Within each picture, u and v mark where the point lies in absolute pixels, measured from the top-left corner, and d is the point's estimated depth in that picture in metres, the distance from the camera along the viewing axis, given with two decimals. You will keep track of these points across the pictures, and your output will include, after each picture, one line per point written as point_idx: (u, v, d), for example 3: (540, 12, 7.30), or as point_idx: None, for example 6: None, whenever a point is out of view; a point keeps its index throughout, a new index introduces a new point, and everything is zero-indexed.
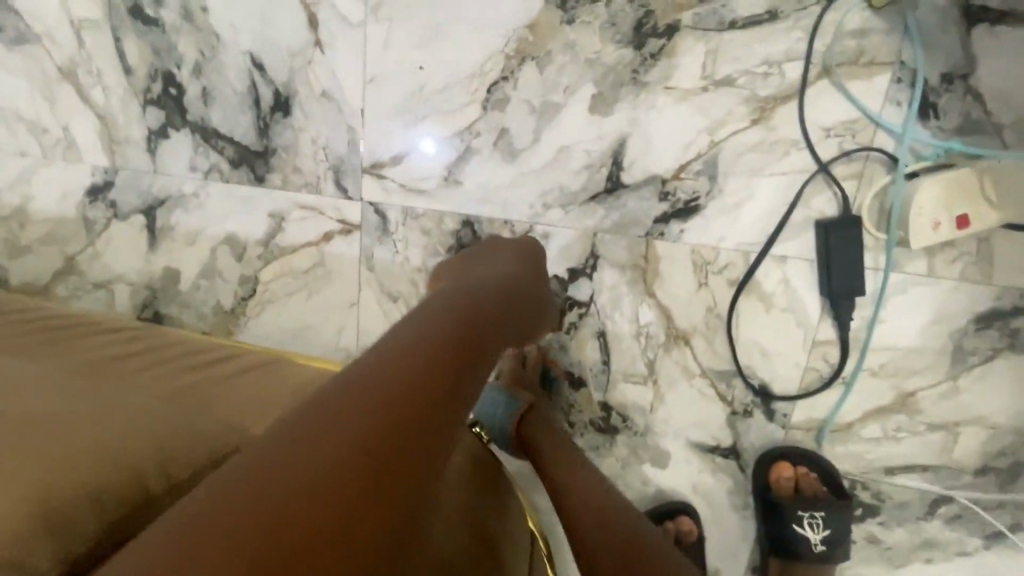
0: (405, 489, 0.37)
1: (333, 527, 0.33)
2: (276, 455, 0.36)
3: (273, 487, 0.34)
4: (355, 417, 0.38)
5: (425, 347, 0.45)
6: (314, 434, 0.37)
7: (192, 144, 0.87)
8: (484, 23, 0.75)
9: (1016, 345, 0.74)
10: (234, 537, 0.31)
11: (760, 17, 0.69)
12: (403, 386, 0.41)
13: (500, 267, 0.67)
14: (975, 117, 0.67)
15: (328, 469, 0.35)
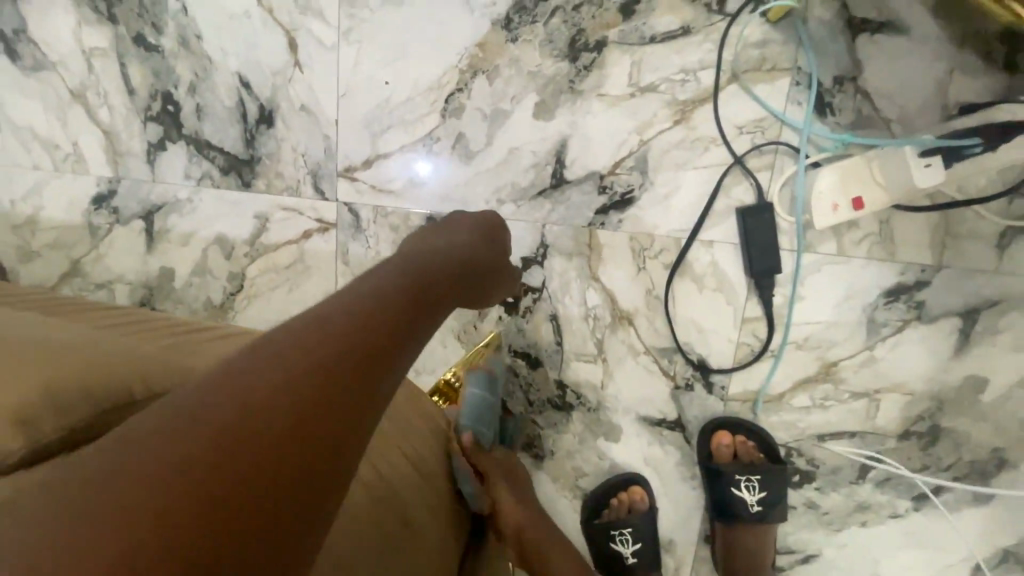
0: (345, 420, 0.38)
1: (271, 453, 0.34)
2: (211, 380, 0.36)
3: (206, 405, 0.34)
4: (288, 368, 0.37)
5: (371, 297, 0.45)
6: (239, 385, 0.36)
7: (187, 155, 0.97)
8: (441, 43, 0.86)
9: (923, 316, 0.82)
10: (162, 452, 0.32)
11: (675, 32, 0.79)
12: (332, 345, 0.39)
13: (457, 240, 0.66)
14: (865, 112, 0.76)
15: (264, 396, 0.36)
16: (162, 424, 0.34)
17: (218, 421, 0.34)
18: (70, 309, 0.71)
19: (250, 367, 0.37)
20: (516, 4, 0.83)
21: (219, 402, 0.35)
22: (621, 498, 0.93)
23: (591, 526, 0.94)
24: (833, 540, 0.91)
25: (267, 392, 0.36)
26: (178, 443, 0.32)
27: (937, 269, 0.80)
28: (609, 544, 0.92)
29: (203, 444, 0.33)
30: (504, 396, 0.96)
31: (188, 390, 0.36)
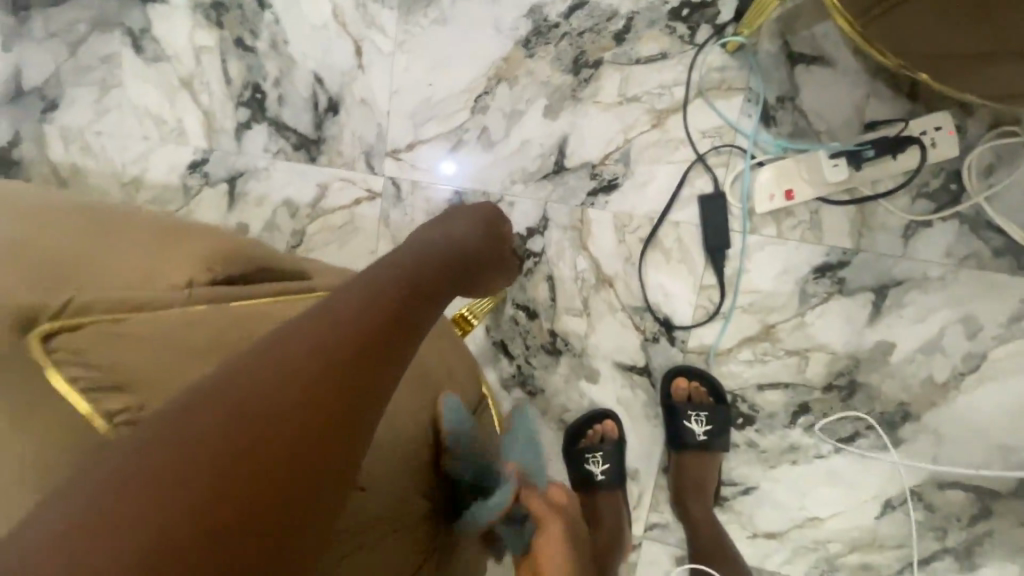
0: (356, 411, 0.44)
1: (291, 447, 0.40)
2: (233, 377, 0.42)
3: (231, 403, 0.40)
4: (304, 367, 0.43)
5: (373, 295, 0.50)
6: (259, 385, 0.41)
7: (268, 133, 1.22)
8: (474, 56, 1.10)
9: (844, 290, 1.02)
10: (195, 450, 0.38)
11: (656, 56, 1.02)
12: (336, 346, 0.45)
13: (453, 232, 0.75)
14: (800, 125, 0.98)
15: (281, 394, 0.41)
16: (189, 425, 0.39)
17: (244, 417, 0.40)
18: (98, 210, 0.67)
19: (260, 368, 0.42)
20: (534, 29, 1.07)
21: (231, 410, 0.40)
22: (596, 430, 1.14)
23: (570, 451, 1.14)
24: (769, 475, 1.10)
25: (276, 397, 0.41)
26: (210, 438, 0.38)
27: (855, 252, 1.00)
28: (583, 464, 1.12)
29: (236, 439, 0.39)
30: (506, 340, 1.17)
31: (208, 384, 0.41)
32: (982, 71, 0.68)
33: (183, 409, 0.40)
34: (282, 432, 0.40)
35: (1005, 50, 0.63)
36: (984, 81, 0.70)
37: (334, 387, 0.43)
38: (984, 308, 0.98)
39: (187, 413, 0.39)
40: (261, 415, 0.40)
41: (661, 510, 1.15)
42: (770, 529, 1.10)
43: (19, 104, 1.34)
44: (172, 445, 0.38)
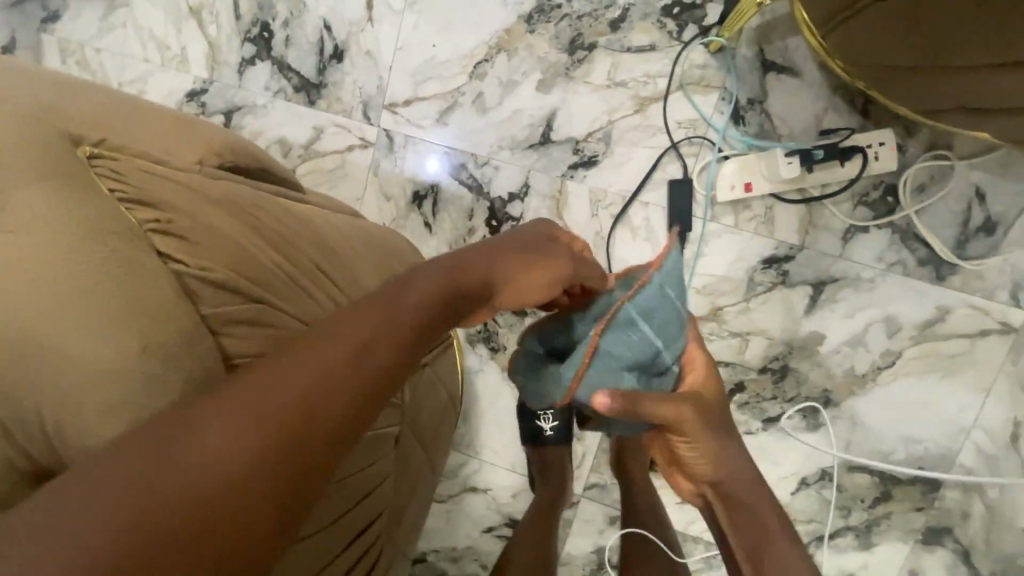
0: (316, 461, 0.42)
1: (243, 494, 0.39)
2: (197, 412, 0.40)
3: (187, 443, 0.38)
4: (269, 409, 0.41)
5: (355, 337, 0.48)
6: (221, 425, 0.39)
7: (271, 72, 1.26)
8: (479, 24, 1.17)
9: (786, 281, 1.12)
10: (144, 490, 0.36)
11: (645, 47, 1.11)
12: (307, 392, 0.43)
13: (516, 255, 0.71)
14: (764, 127, 1.09)
15: (242, 439, 0.39)
16: (141, 462, 0.37)
17: (201, 459, 0.38)
18: (120, 103, 0.67)
19: (257, 374, 0.43)
20: (537, 7, 1.15)
21: (220, 419, 0.40)
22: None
23: (524, 407, 1.21)
24: None
25: (266, 414, 0.41)
26: (160, 481, 0.36)
27: (800, 248, 1.11)
28: (534, 420, 1.19)
29: (186, 483, 0.37)
30: None
31: (173, 417, 0.40)
32: (957, 79, 0.74)
33: (141, 443, 0.38)
34: (256, 455, 0.39)
35: (982, 61, 0.68)
36: (953, 89, 0.76)
37: (296, 434, 0.41)
38: (904, 310, 1.10)
39: (157, 443, 0.38)
40: (249, 428, 0.40)
41: (601, 472, 1.24)
42: None
43: (21, 10, 1.34)
44: (143, 458, 0.37)
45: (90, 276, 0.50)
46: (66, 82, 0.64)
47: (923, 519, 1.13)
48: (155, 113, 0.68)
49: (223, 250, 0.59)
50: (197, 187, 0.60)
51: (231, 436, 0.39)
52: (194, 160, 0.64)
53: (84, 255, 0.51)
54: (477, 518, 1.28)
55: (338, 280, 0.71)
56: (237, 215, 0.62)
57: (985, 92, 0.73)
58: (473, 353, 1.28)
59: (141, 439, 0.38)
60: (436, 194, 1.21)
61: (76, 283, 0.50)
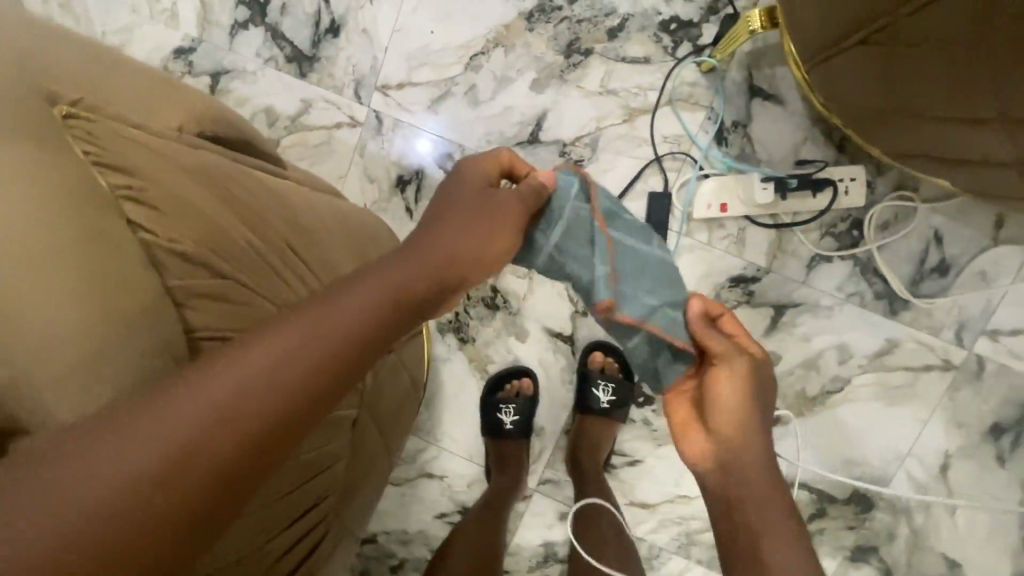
0: (229, 484, 0.42)
1: (144, 520, 0.38)
2: (105, 430, 0.39)
3: (90, 463, 0.38)
4: (179, 432, 0.40)
5: (282, 356, 0.45)
6: (127, 446, 0.39)
7: (263, 39, 1.24)
8: (479, 17, 1.18)
9: (751, 301, 1.16)
10: (38, 513, 0.36)
11: (639, 59, 1.13)
12: (221, 415, 0.42)
13: (460, 230, 0.61)
14: (745, 150, 1.13)
15: (145, 462, 0.39)
16: (45, 481, 0.37)
17: (100, 483, 0.38)
18: (97, 56, 0.64)
19: (159, 395, 0.41)
20: (539, 6, 1.15)
21: (124, 442, 0.39)
22: (514, 384, 1.25)
23: (489, 400, 1.24)
24: (656, 452, 1.24)
25: (171, 438, 0.40)
26: (58, 504, 0.36)
27: (767, 271, 1.15)
28: (496, 413, 1.22)
29: (83, 508, 0.37)
30: None
31: (84, 433, 0.39)
32: (929, 127, 0.76)
33: (48, 459, 0.38)
34: (160, 481, 0.39)
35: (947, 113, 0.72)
36: (914, 136, 0.80)
37: (206, 459, 0.41)
38: (857, 339, 1.15)
39: (61, 462, 0.38)
40: (151, 446, 0.39)
41: (555, 468, 1.26)
42: (646, 500, 1.24)
43: None
44: (45, 478, 0.37)
45: (62, 251, 0.49)
46: (43, 27, 0.62)
47: (853, 538, 1.17)
48: (133, 71, 0.66)
49: (196, 225, 0.59)
50: (169, 155, 0.60)
51: (132, 460, 0.39)
52: (168, 126, 0.62)
53: (51, 208, 0.49)
54: (430, 503, 1.30)
55: (309, 259, 0.71)
56: (212, 187, 0.62)
57: (944, 143, 0.78)
58: (441, 342, 1.29)
59: (48, 455, 0.38)
60: (420, 180, 1.21)
61: (43, 257, 0.48)
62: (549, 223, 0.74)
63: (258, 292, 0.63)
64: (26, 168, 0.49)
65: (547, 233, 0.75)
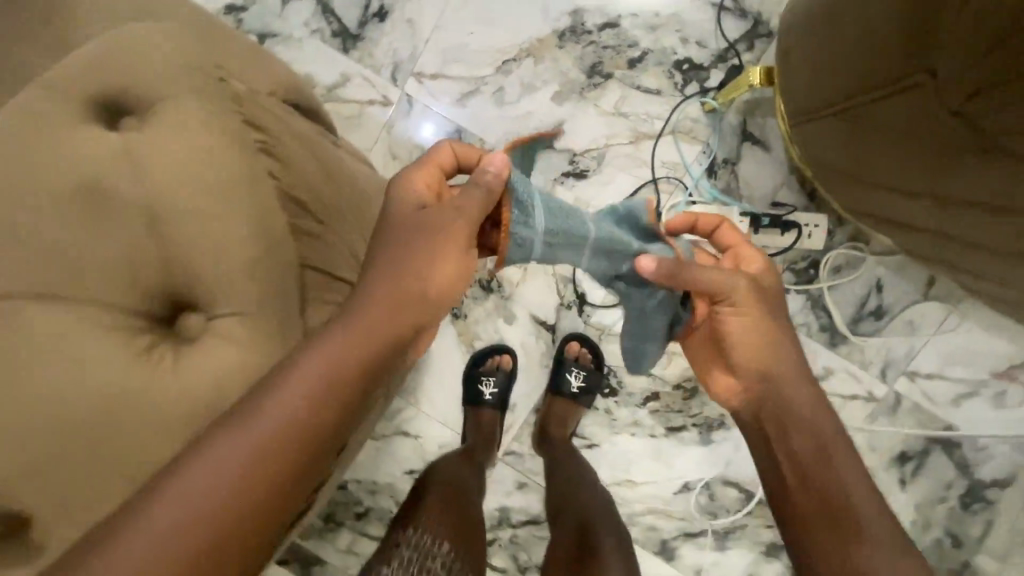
0: (268, 502, 0.58)
1: (210, 535, 0.55)
2: (174, 475, 0.56)
3: (167, 502, 0.55)
4: (222, 472, 0.56)
5: (285, 404, 0.60)
6: (188, 487, 0.55)
7: (313, 11, 1.34)
8: (516, 27, 1.30)
9: None
10: (141, 539, 0.53)
11: (652, 90, 1.27)
12: (248, 455, 0.57)
13: (416, 264, 0.68)
14: (730, 185, 1.27)
15: (203, 495, 0.55)
16: (140, 519, 0.54)
17: (175, 515, 0.54)
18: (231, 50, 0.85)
19: (172, 480, 0.56)
20: (570, 27, 1.28)
21: (187, 485, 0.55)
22: (495, 359, 1.38)
23: (471, 370, 1.37)
24: (612, 439, 1.39)
25: (217, 477, 0.56)
26: (151, 532, 0.54)
27: None
28: (476, 384, 1.34)
29: (168, 530, 0.54)
30: None
31: (161, 480, 0.56)
32: (877, 191, 0.91)
33: (140, 501, 0.55)
34: (216, 509, 0.55)
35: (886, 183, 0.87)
36: (864, 196, 0.95)
37: (245, 489, 0.57)
38: None
39: (148, 503, 0.55)
40: (204, 482, 0.56)
41: (521, 441, 1.40)
42: None
43: None
44: (139, 514, 0.54)
45: (238, 187, 0.75)
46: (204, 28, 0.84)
47: (769, 534, 1.36)
48: (253, 62, 0.85)
49: (310, 185, 0.81)
50: (296, 130, 0.83)
51: (195, 496, 0.55)
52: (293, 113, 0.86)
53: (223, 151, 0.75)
54: (402, 460, 1.42)
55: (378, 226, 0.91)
56: (319, 157, 0.84)
57: (885, 205, 0.93)
58: None
59: (141, 498, 0.56)
60: None
61: (216, 184, 0.74)
62: (522, 210, 0.72)
63: (344, 233, 0.84)
64: (215, 129, 0.76)
65: (529, 225, 0.72)
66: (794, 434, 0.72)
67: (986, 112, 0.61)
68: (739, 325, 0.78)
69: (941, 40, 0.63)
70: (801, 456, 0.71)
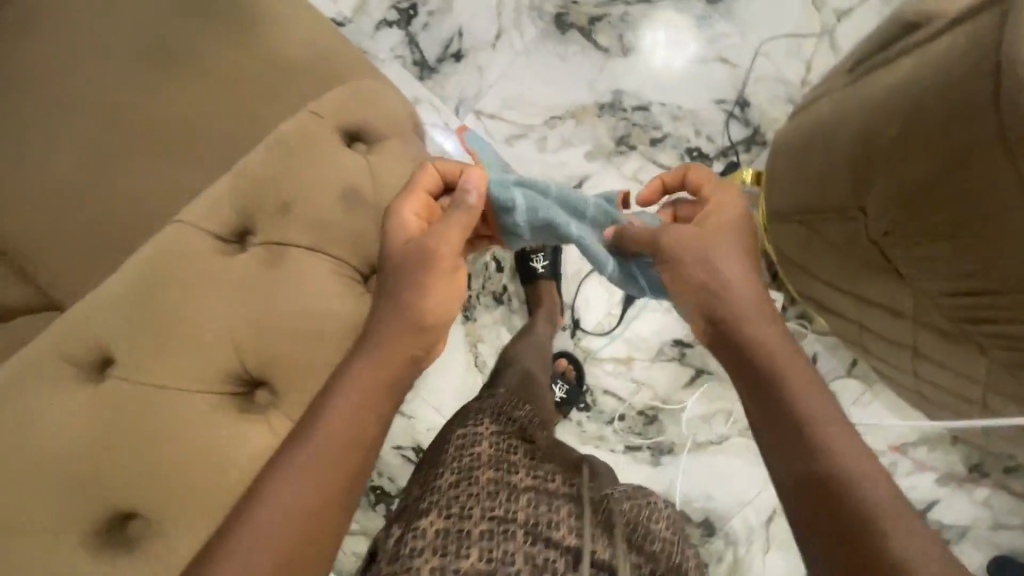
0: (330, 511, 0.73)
1: (291, 541, 0.70)
2: (251, 509, 0.71)
3: (251, 527, 0.70)
4: (289, 493, 0.72)
5: (325, 430, 0.76)
6: (265, 511, 0.71)
7: (401, 41, 1.57)
8: (567, 92, 1.56)
9: (681, 359, 1.60)
10: (237, 559, 0.68)
11: (665, 166, 1.54)
12: (303, 474, 0.73)
13: (427, 287, 0.82)
14: None
15: (277, 514, 0.71)
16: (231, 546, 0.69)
17: (258, 535, 0.69)
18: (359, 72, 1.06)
19: (246, 523, 0.70)
20: (610, 102, 1.55)
21: (262, 509, 0.71)
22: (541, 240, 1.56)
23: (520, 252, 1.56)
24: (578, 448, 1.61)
25: (284, 499, 0.71)
26: (245, 551, 0.68)
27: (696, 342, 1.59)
28: (526, 262, 1.55)
29: (258, 546, 0.69)
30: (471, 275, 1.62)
31: (241, 517, 0.71)
32: (819, 282, 1.19)
33: (228, 532, 0.70)
34: (290, 522, 0.71)
35: (824, 278, 1.15)
36: (810, 283, 1.24)
37: (309, 502, 0.72)
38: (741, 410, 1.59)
39: (235, 534, 0.70)
40: (276, 500, 0.72)
41: None
42: None
43: None
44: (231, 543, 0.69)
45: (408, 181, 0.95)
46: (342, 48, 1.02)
47: None
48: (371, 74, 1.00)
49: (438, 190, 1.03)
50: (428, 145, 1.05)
51: (270, 512, 0.71)
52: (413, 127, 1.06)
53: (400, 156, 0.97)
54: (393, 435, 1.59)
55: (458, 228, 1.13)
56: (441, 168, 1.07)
57: (823, 294, 1.21)
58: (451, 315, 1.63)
59: (229, 533, 0.70)
60: None
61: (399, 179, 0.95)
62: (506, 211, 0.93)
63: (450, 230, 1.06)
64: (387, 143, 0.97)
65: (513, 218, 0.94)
66: (786, 410, 0.67)
67: (887, 253, 0.90)
68: (722, 248, 0.78)
69: (866, 192, 0.90)
70: (762, 372, 0.70)
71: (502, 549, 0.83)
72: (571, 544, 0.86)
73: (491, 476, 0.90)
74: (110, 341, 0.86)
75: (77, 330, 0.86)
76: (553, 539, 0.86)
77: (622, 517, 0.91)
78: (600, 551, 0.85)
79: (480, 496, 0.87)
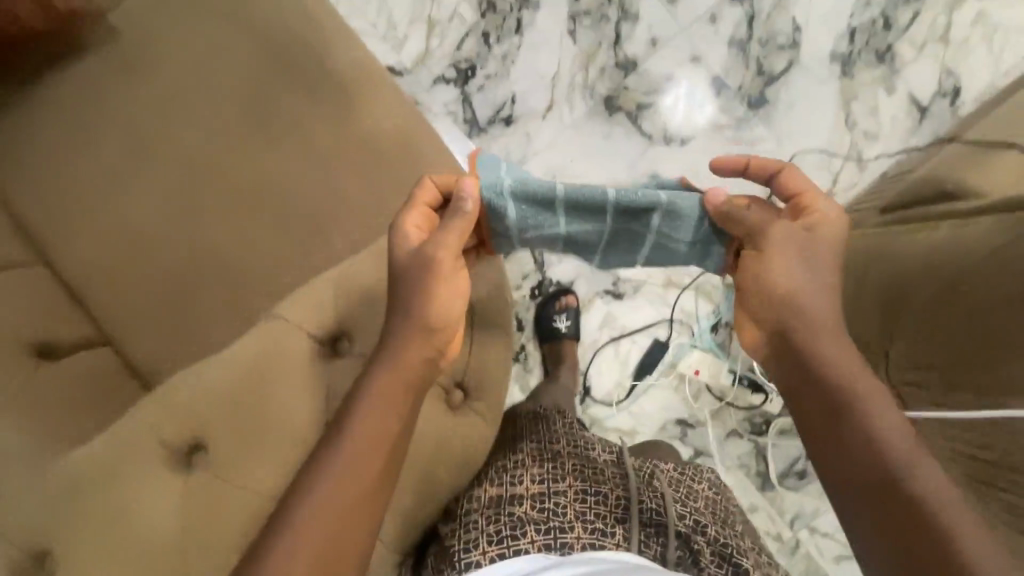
0: (363, 514, 0.71)
1: (330, 541, 0.68)
2: (292, 505, 0.69)
3: (294, 524, 0.67)
4: (333, 489, 0.69)
5: (359, 423, 0.73)
6: (311, 505, 0.68)
7: (455, 98, 1.64)
8: (605, 170, 1.60)
9: (681, 440, 1.61)
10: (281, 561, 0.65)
11: None
12: (339, 470, 0.70)
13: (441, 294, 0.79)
14: (723, 341, 1.62)
15: (320, 509, 0.68)
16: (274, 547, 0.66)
17: (304, 530, 0.67)
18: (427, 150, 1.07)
19: (285, 529, 0.67)
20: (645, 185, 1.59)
21: (307, 503, 0.68)
22: (562, 301, 1.61)
23: (542, 307, 1.62)
24: None
25: (329, 494, 0.69)
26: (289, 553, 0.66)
27: (698, 426, 1.61)
28: (547, 319, 1.60)
29: (303, 542, 0.66)
30: None
31: (280, 517, 0.68)
32: None
33: (268, 537, 0.67)
34: (332, 520, 0.68)
35: None
36: None
37: (347, 502, 0.70)
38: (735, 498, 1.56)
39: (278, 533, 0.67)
40: (321, 493, 0.69)
41: None
42: None
43: None
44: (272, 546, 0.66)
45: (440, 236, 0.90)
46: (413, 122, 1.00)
47: None
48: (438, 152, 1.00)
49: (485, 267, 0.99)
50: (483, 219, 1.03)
51: (316, 504, 0.68)
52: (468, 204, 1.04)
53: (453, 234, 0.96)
54: None
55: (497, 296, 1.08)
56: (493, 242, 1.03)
57: None
58: None
59: (267, 535, 0.67)
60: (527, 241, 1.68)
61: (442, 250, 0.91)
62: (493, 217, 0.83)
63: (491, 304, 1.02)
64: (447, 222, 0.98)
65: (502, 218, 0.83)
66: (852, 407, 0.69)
67: (922, 400, 0.99)
68: (784, 259, 0.75)
69: (902, 323, 0.98)
70: (850, 387, 0.70)
71: (553, 505, 0.86)
72: (619, 500, 0.88)
73: (532, 450, 0.96)
74: (201, 423, 0.75)
75: (173, 407, 0.75)
76: (601, 497, 0.88)
77: (670, 489, 0.92)
78: (646, 506, 0.88)
79: (530, 466, 0.92)
